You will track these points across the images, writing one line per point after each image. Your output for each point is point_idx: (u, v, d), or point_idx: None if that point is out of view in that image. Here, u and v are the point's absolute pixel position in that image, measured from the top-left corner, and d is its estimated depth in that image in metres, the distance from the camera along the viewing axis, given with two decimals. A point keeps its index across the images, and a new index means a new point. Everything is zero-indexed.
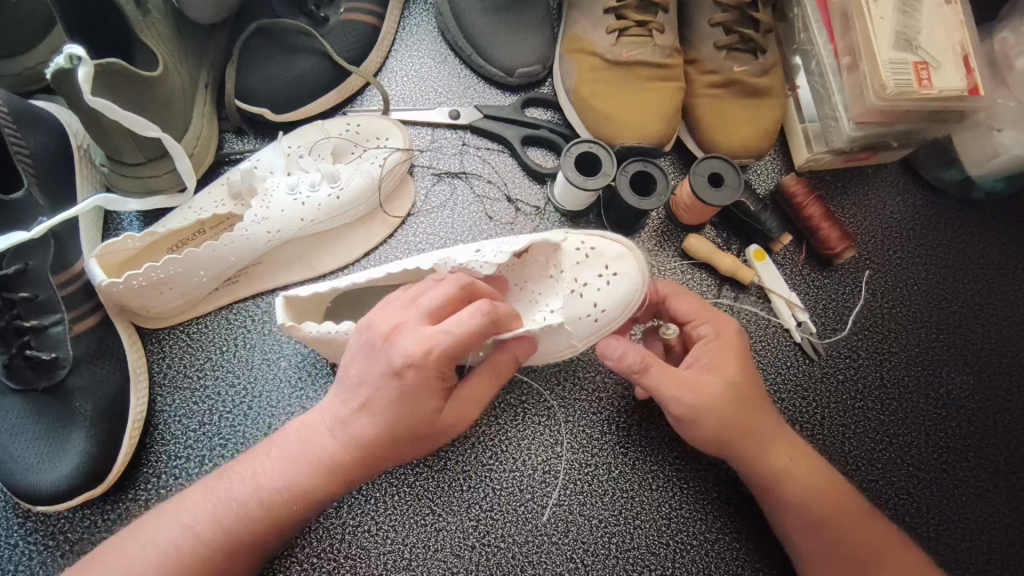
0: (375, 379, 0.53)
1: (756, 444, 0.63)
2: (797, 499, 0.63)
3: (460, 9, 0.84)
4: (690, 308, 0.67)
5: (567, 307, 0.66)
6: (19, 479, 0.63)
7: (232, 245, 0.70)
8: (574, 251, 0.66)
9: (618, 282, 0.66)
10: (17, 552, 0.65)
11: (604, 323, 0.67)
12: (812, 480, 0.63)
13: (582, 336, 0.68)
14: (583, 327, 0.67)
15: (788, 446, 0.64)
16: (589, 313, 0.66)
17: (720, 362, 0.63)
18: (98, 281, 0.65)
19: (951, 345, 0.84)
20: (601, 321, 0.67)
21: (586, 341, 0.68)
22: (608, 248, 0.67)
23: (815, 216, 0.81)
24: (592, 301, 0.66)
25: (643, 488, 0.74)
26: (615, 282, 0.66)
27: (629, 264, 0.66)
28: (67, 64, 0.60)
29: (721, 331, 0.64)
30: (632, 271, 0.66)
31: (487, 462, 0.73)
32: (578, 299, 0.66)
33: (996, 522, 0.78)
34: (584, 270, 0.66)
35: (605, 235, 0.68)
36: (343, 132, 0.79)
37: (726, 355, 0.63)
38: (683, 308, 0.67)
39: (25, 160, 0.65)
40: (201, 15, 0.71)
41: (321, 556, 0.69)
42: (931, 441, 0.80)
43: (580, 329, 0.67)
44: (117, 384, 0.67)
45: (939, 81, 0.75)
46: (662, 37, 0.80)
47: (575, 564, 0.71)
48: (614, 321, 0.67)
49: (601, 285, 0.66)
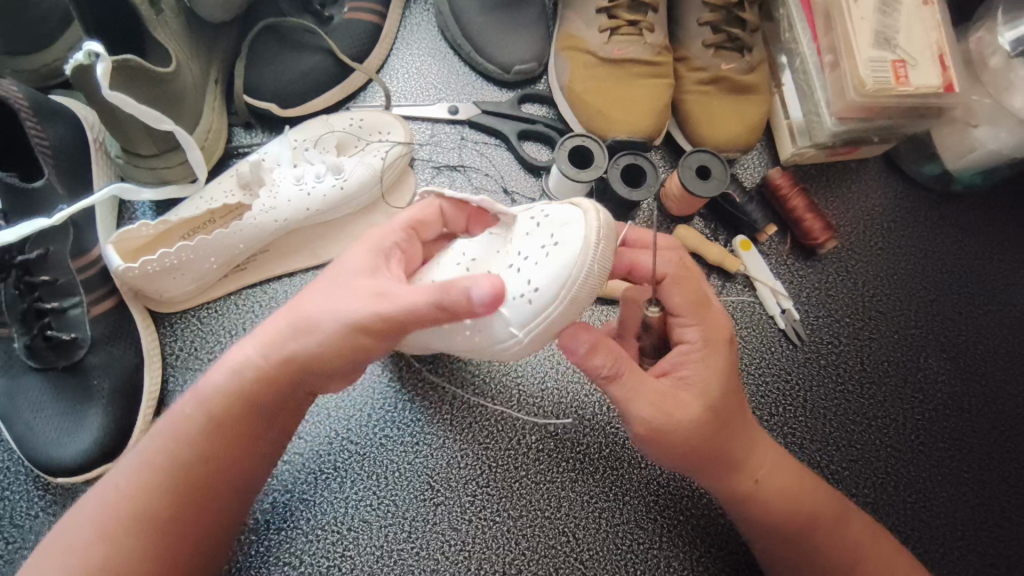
0: (337, 295, 0.57)
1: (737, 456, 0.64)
2: (779, 492, 0.66)
3: (458, 9, 0.88)
4: (682, 300, 0.64)
5: (503, 282, 0.58)
6: (42, 451, 0.66)
7: (241, 233, 0.74)
8: (526, 219, 0.60)
9: (554, 257, 0.55)
10: (38, 522, 0.69)
11: (540, 308, 0.56)
12: (784, 483, 0.66)
13: (520, 324, 0.57)
14: (518, 309, 0.57)
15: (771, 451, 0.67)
16: (523, 292, 0.56)
17: (707, 378, 0.63)
18: (115, 265, 0.69)
19: (929, 332, 0.88)
20: (538, 306, 0.56)
21: (525, 331, 0.57)
22: (562, 216, 0.57)
23: (798, 208, 0.85)
24: (527, 279, 0.56)
25: (632, 466, 0.78)
26: (552, 255, 0.55)
27: (572, 234, 0.55)
28: (87, 60, 0.63)
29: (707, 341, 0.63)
30: (574, 240, 0.55)
31: (484, 441, 0.77)
32: (514, 276, 0.57)
33: (969, 501, 0.81)
34: (527, 241, 0.58)
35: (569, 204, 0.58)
36: (348, 126, 0.82)
37: (715, 369, 0.63)
38: (672, 299, 0.64)
39: (46, 152, 0.69)
40: (212, 13, 0.75)
41: (324, 528, 0.72)
42: (909, 423, 0.84)
43: (512, 312, 0.57)
44: (132, 363, 0.71)
45: (915, 78, 0.79)
46: (652, 36, 0.84)
47: (567, 537, 0.74)
48: (551, 307, 0.55)
49: (540, 259, 0.56)
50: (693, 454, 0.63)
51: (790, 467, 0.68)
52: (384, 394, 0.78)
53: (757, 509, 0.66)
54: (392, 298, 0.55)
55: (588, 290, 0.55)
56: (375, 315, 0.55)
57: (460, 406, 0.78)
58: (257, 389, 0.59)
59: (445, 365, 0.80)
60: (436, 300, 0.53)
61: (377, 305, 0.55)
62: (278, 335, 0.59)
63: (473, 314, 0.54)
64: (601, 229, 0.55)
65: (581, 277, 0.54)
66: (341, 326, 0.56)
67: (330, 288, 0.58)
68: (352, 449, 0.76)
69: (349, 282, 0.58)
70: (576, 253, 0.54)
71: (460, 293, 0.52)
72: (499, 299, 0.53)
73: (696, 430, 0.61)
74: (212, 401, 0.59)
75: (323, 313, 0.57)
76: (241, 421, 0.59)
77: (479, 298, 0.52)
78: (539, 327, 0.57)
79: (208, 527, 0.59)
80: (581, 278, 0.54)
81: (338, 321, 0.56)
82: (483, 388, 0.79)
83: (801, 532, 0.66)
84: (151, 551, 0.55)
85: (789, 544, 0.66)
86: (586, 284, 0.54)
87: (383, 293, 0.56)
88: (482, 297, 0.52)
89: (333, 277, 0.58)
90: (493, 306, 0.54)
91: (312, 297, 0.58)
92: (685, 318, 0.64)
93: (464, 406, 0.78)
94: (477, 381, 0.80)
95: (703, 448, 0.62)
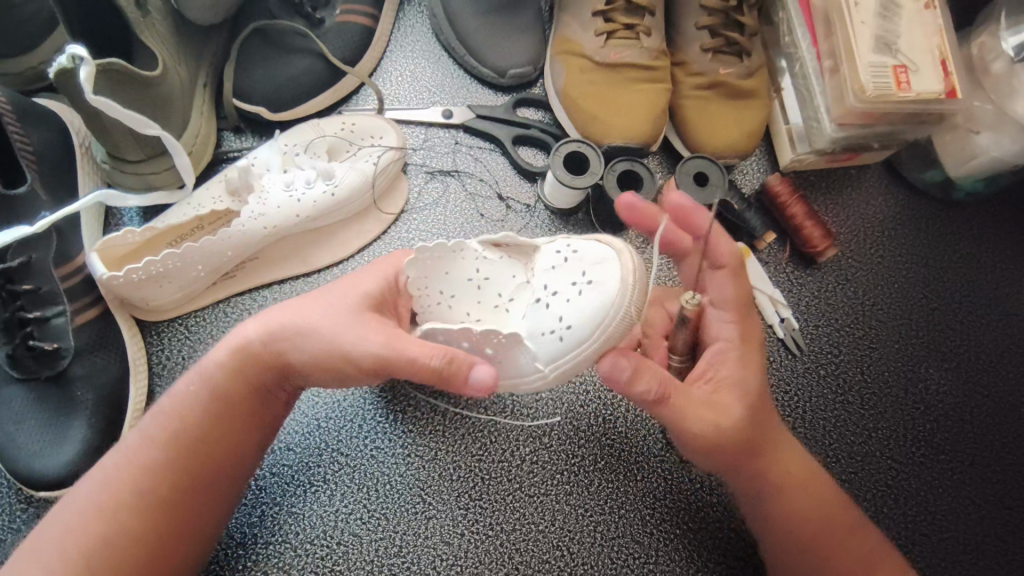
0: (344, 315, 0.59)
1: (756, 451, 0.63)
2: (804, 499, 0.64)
3: (453, 12, 0.86)
4: (731, 295, 0.65)
5: (531, 319, 0.59)
6: (23, 464, 0.65)
7: (228, 240, 0.72)
8: (553, 254, 0.60)
9: (589, 295, 0.56)
10: (19, 536, 0.67)
11: (571, 345, 0.58)
12: (799, 482, 0.65)
13: (549, 359, 0.59)
14: (547, 345, 0.59)
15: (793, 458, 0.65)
16: (553, 329, 0.58)
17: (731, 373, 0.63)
18: (99, 273, 0.68)
19: (931, 342, 0.87)
20: (569, 341, 0.58)
21: (553, 366, 0.59)
22: (592, 254, 0.58)
23: (797, 215, 0.84)
24: (557, 317, 0.58)
25: (627, 479, 0.76)
26: (587, 293, 0.56)
27: (607, 275, 0.56)
28: (70, 64, 0.62)
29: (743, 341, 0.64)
30: (609, 280, 0.56)
31: (477, 453, 0.76)
32: (543, 311, 0.58)
33: (971, 514, 0.80)
34: (555, 277, 0.59)
35: (597, 238, 0.59)
36: (339, 130, 0.81)
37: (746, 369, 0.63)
38: (720, 291, 0.65)
39: (29, 158, 0.67)
40: (200, 15, 0.73)
41: (314, 542, 0.71)
42: (910, 435, 0.82)
43: (542, 346, 0.59)
44: (117, 374, 0.70)
45: (916, 84, 0.78)
46: (649, 40, 0.83)
47: (562, 551, 0.73)
48: (583, 344, 0.57)
49: (572, 296, 0.57)
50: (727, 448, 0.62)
51: (807, 468, 0.66)
52: (375, 404, 0.77)
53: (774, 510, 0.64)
54: (395, 344, 0.56)
55: (622, 327, 0.56)
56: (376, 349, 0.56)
57: (453, 418, 0.77)
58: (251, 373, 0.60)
59: None
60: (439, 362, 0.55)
61: (377, 345, 0.56)
62: (275, 330, 0.60)
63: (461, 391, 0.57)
64: (637, 266, 0.57)
65: (618, 318, 0.56)
66: (337, 354, 0.58)
67: (338, 312, 0.59)
68: (342, 461, 0.74)
69: (355, 309, 0.59)
70: (613, 291, 0.55)
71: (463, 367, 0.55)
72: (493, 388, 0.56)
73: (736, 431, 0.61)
74: (207, 386, 0.60)
75: (325, 339, 0.58)
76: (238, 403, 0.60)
77: (477, 381, 0.55)
78: (567, 363, 0.59)
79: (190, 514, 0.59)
80: (619, 319, 0.56)
81: (338, 342, 0.58)
82: (476, 397, 0.78)
83: (808, 545, 0.63)
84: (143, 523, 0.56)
85: (801, 547, 0.63)
86: (619, 323, 0.56)
87: (394, 338, 0.57)
88: (480, 382, 0.55)
89: (338, 297, 0.60)
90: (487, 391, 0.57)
91: (315, 308, 0.60)
92: (727, 313, 0.65)
93: (457, 417, 0.77)
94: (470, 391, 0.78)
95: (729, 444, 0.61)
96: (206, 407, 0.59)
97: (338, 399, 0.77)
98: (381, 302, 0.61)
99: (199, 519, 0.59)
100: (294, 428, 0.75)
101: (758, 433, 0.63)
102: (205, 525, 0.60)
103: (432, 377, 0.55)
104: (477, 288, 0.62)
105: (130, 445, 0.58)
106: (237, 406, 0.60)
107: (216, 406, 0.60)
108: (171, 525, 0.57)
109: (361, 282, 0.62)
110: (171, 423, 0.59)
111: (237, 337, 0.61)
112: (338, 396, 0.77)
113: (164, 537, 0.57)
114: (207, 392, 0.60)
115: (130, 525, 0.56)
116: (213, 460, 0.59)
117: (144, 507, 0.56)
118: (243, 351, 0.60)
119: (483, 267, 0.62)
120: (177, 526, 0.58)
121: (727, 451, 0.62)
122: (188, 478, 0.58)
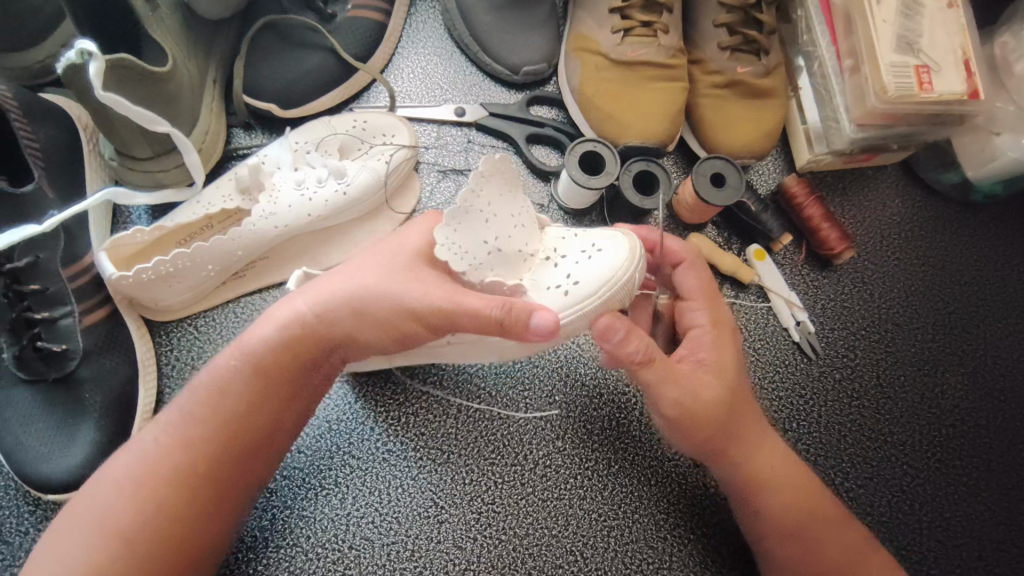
0: (391, 269, 0.58)
1: (744, 437, 0.62)
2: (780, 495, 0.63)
3: (466, 7, 0.85)
4: (696, 284, 0.66)
5: (539, 276, 0.61)
6: (31, 467, 0.64)
7: (239, 239, 0.71)
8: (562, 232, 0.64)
9: (599, 256, 0.60)
10: (27, 538, 0.66)
11: (574, 301, 0.58)
12: (789, 472, 0.64)
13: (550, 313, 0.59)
14: (550, 300, 0.59)
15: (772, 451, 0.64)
16: (560, 285, 0.59)
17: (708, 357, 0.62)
18: (108, 274, 0.66)
19: (947, 346, 0.86)
20: (572, 297, 0.59)
21: None
22: (601, 233, 0.63)
23: (814, 217, 0.83)
24: (566, 274, 0.60)
25: (641, 484, 0.75)
26: (595, 255, 0.60)
27: (615, 243, 0.60)
28: (78, 60, 0.61)
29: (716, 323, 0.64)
30: (616, 246, 0.60)
31: (489, 457, 0.75)
32: (552, 271, 0.61)
33: (988, 521, 0.79)
34: (565, 246, 0.62)
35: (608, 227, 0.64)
36: (350, 127, 0.79)
37: (720, 352, 0.63)
38: (686, 282, 0.66)
39: (37, 155, 0.66)
40: (210, 9, 0.72)
41: (325, 546, 0.70)
42: (926, 440, 0.82)
43: (544, 300, 0.59)
44: (126, 376, 0.69)
45: (938, 85, 0.76)
46: (666, 38, 0.81)
47: (575, 557, 0.72)
48: (584, 302, 0.59)
49: (581, 258, 0.60)
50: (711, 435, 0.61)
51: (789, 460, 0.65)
52: (386, 407, 0.76)
53: (765, 503, 0.63)
54: (456, 294, 0.55)
55: (622, 291, 0.60)
56: (435, 305, 0.55)
57: (465, 421, 0.76)
58: (270, 358, 0.58)
59: (449, 378, 0.78)
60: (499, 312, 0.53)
61: (438, 298, 0.55)
62: (328, 300, 0.58)
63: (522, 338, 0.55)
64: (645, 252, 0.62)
65: (623, 279, 0.59)
66: (399, 310, 0.56)
67: (386, 273, 0.58)
68: (353, 464, 0.73)
69: (404, 270, 0.58)
70: (623, 253, 0.59)
71: (526, 312, 0.53)
72: (557, 332, 0.54)
73: (718, 409, 0.60)
74: (251, 363, 0.58)
75: (381, 297, 0.57)
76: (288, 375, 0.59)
77: (540, 324, 0.53)
78: (566, 320, 0.59)
79: (235, 475, 0.57)
80: (623, 283, 0.59)
81: (395, 304, 0.56)
82: (488, 400, 0.77)
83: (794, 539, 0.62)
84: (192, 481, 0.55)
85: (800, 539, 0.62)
86: (623, 284, 0.59)
87: (449, 291, 0.55)
88: (542, 326, 0.53)
89: (383, 260, 0.59)
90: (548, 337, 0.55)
91: (371, 275, 0.58)
92: (693, 303, 0.65)
93: (470, 420, 0.76)
94: (483, 394, 0.77)
95: (714, 424, 0.60)
96: (254, 394, 0.58)
97: (348, 401, 0.76)
98: (431, 261, 0.60)
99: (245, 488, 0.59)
100: (304, 430, 0.74)
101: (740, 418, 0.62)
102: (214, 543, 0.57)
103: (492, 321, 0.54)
104: (513, 228, 0.59)
105: (169, 425, 0.57)
106: (274, 410, 0.59)
107: (269, 378, 0.58)
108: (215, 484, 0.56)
109: (408, 241, 0.60)
110: (207, 415, 0.57)
111: (284, 309, 0.59)
112: (349, 398, 0.76)
113: (209, 509, 0.56)
114: (254, 370, 0.58)
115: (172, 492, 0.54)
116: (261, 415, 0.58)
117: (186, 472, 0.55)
118: (255, 342, 0.58)
119: (523, 216, 0.60)
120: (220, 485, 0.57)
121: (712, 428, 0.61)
122: (215, 484, 0.56)
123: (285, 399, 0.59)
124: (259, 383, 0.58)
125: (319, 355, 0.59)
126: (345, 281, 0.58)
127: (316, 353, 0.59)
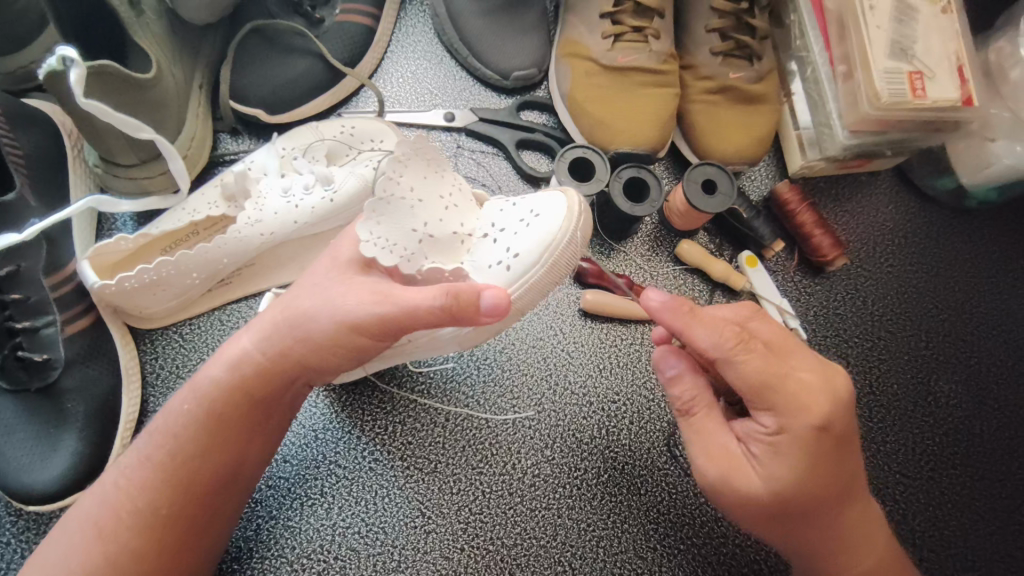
0: (331, 281, 0.57)
1: (822, 530, 0.57)
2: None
3: (456, 12, 0.84)
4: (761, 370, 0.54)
5: (478, 251, 0.61)
6: (12, 478, 0.63)
7: (226, 247, 0.69)
8: (498, 205, 0.64)
9: (535, 225, 0.60)
10: (9, 549, 0.66)
11: (519, 273, 0.59)
12: (876, 551, 0.58)
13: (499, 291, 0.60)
14: (494, 277, 0.60)
15: (859, 533, 0.58)
16: (502, 259, 0.60)
17: (758, 464, 0.55)
18: (91, 282, 0.66)
19: (941, 354, 0.85)
20: (516, 271, 0.59)
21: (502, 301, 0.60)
22: (535, 198, 0.63)
23: (807, 223, 0.82)
24: (506, 247, 0.60)
25: (631, 493, 0.75)
26: (533, 225, 0.60)
27: (553, 206, 0.60)
28: (60, 66, 0.60)
29: (787, 428, 0.53)
30: (551, 213, 0.60)
31: (478, 466, 0.74)
32: (491, 246, 0.61)
33: (981, 530, 0.79)
34: (502, 218, 0.62)
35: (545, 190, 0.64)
36: (338, 134, 0.78)
37: (779, 460, 0.54)
38: (748, 369, 0.54)
39: (19, 163, 0.65)
40: (196, 15, 0.71)
41: (311, 556, 0.69)
42: (920, 448, 0.81)
43: (489, 279, 0.60)
44: (109, 386, 0.68)
45: (933, 91, 0.76)
46: (658, 43, 0.80)
47: (563, 567, 0.71)
48: (529, 272, 0.59)
49: (519, 229, 0.61)
50: (773, 532, 0.58)
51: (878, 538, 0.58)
52: (373, 416, 0.75)
53: None
54: (395, 297, 0.53)
55: (564, 258, 0.60)
56: (379, 314, 0.53)
57: (453, 429, 0.75)
58: (244, 377, 0.57)
59: (436, 387, 0.77)
60: (440, 304, 0.51)
61: (376, 305, 0.54)
62: (272, 334, 0.57)
63: (477, 322, 0.53)
64: (587, 213, 0.61)
65: (563, 242, 0.59)
66: (342, 326, 0.55)
67: (324, 288, 0.57)
68: (339, 474, 0.73)
69: (341, 282, 0.57)
70: (558, 219, 0.59)
71: (470, 293, 0.51)
72: (508, 308, 0.52)
73: (777, 511, 0.55)
74: (203, 401, 0.57)
75: (320, 312, 0.56)
76: (245, 408, 0.58)
77: (489, 305, 0.51)
78: (516, 294, 0.60)
79: (203, 500, 0.57)
80: (564, 244, 0.59)
81: (337, 318, 0.55)
82: (476, 408, 0.76)
83: None
84: (158, 509, 0.55)
85: None
86: (564, 249, 0.59)
87: (386, 294, 0.54)
88: (490, 307, 0.51)
89: (326, 273, 0.58)
90: (500, 315, 0.53)
91: (310, 292, 0.57)
92: (754, 401, 0.55)
93: (458, 428, 0.75)
94: (472, 402, 0.77)
95: (774, 520, 0.56)
96: (212, 420, 0.57)
97: (336, 409, 0.75)
98: (369, 264, 0.59)
99: (219, 512, 0.59)
100: (290, 440, 0.74)
101: (814, 511, 0.56)
102: (195, 568, 0.59)
103: (441, 315, 0.52)
104: (443, 210, 0.60)
105: (130, 462, 0.56)
106: (235, 440, 0.58)
107: (217, 410, 0.57)
108: (183, 512, 0.56)
109: (342, 251, 0.60)
110: (169, 445, 0.56)
111: (234, 346, 0.58)
112: (335, 406, 0.75)
113: (186, 529, 0.57)
114: (203, 406, 0.57)
115: (140, 517, 0.55)
116: (224, 441, 0.57)
117: (149, 504, 0.55)
118: (231, 358, 0.58)
119: (454, 195, 0.61)
120: (187, 513, 0.56)
121: (766, 522, 0.57)
122: (186, 518, 0.56)
123: (249, 426, 0.59)
124: (219, 413, 0.57)
125: (299, 374, 0.58)
126: (285, 309, 0.58)
127: (301, 373, 0.58)
